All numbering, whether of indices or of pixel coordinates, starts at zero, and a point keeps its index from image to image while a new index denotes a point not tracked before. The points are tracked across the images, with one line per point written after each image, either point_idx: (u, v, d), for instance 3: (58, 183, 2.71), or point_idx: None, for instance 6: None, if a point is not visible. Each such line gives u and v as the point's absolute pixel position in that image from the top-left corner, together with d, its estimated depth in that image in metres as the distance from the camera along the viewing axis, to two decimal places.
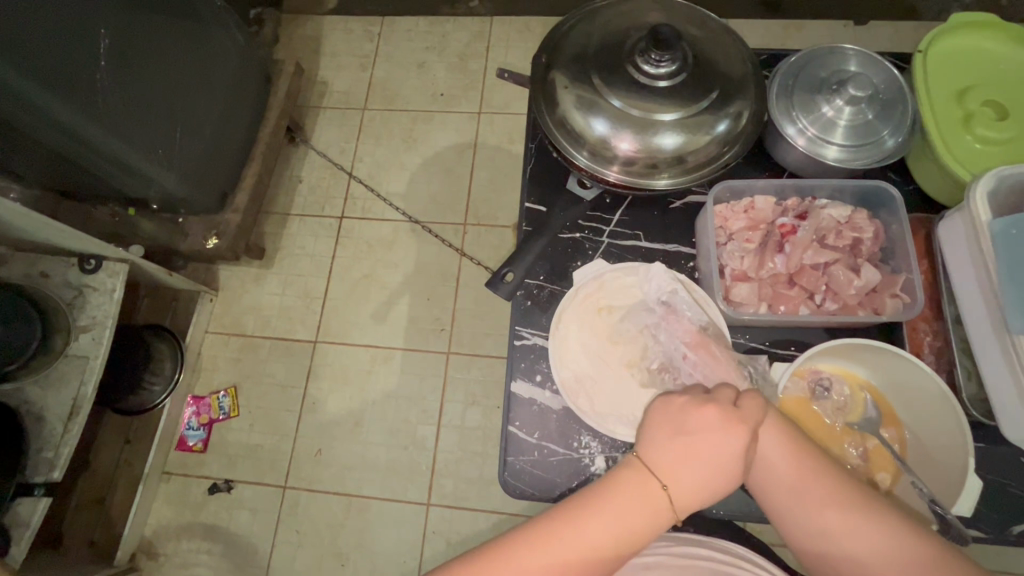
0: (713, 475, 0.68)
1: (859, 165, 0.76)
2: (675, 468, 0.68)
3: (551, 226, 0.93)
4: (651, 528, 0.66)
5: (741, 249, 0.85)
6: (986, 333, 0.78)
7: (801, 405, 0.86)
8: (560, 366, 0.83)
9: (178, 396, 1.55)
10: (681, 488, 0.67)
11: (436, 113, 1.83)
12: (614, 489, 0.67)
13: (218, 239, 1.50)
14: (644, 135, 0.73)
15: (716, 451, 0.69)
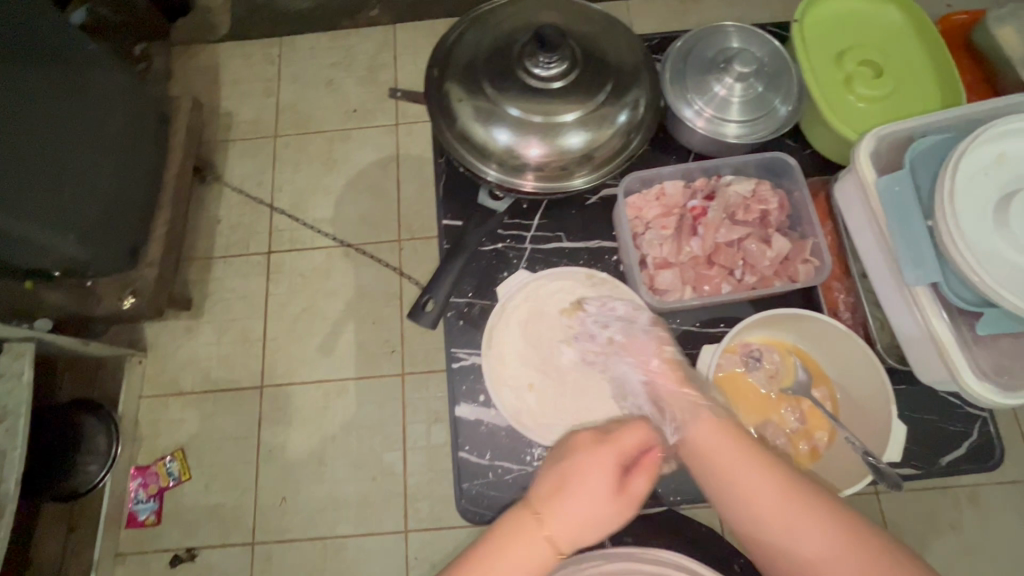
0: (598, 502, 0.67)
1: (758, 137, 0.78)
2: (559, 502, 0.66)
3: (469, 244, 0.95)
4: (535, 565, 0.63)
5: (659, 237, 0.87)
6: (889, 287, 0.83)
7: (738, 381, 0.90)
8: (498, 386, 0.88)
9: (120, 469, 1.45)
10: (571, 526, 0.65)
11: (352, 131, 1.77)
12: (503, 539, 0.64)
13: (136, 298, 1.39)
14: (548, 138, 0.72)
15: (600, 482, 0.68)
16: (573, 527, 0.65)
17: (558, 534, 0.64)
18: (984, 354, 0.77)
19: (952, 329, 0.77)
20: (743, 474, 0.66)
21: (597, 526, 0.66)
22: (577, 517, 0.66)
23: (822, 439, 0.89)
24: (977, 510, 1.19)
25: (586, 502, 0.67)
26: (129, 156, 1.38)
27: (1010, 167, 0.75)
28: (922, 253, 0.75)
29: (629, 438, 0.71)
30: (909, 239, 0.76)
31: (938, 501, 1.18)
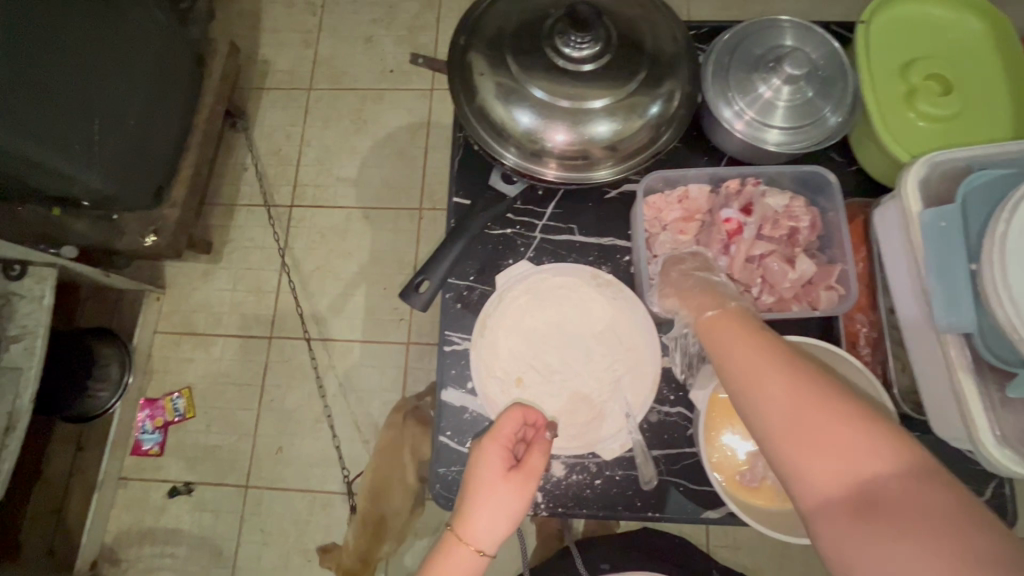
0: (502, 497, 0.58)
1: (800, 149, 0.70)
2: (467, 511, 0.58)
3: (473, 224, 0.71)
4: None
5: (676, 244, 0.70)
6: (921, 337, 0.59)
7: (733, 409, 0.68)
8: (487, 376, 0.69)
9: (130, 400, 1.50)
10: (486, 534, 0.57)
11: (386, 91, 1.73)
12: (427, 570, 0.57)
13: (156, 237, 1.41)
14: (572, 124, 0.67)
15: (492, 479, 0.59)
16: (487, 531, 0.58)
17: (482, 551, 0.57)
18: None
19: (991, 398, 0.54)
20: (740, 350, 0.54)
21: (511, 525, 0.59)
22: (486, 523, 0.58)
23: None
24: None
25: (490, 506, 0.58)
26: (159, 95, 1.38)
27: None
28: (958, 299, 0.52)
29: (505, 425, 0.61)
30: (945, 284, 0.53)
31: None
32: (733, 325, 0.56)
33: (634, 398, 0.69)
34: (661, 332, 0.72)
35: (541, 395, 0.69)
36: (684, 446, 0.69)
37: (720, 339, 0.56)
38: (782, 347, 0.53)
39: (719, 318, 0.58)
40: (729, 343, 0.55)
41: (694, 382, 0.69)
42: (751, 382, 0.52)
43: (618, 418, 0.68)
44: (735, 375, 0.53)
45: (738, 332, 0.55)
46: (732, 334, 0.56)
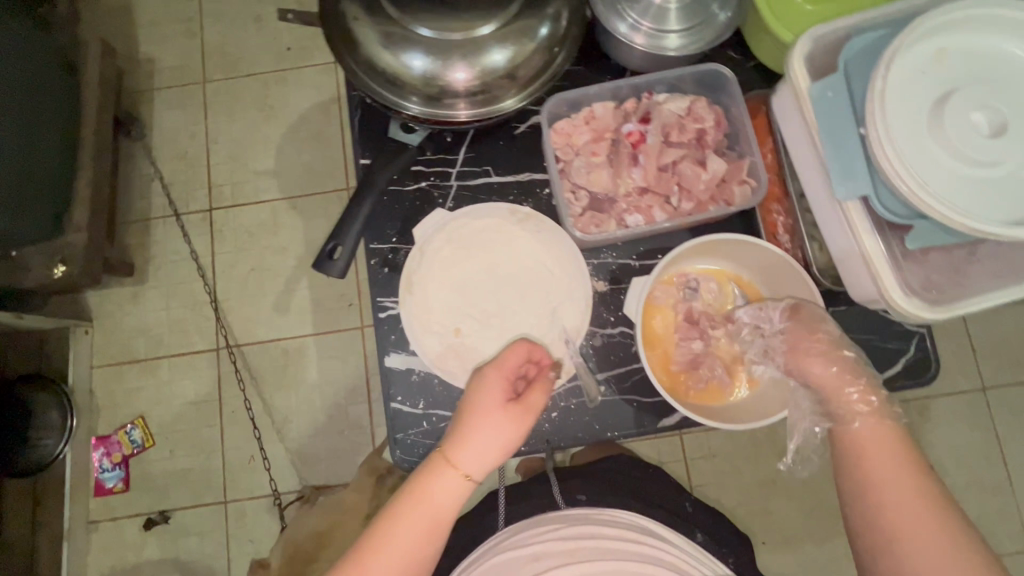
0: (497, 426, 0.59)
1: (701, 50, 0.67)
2: (460, 438, 0.58)
3: (377, 180, 0.70)
4: (442, 508, 0.57)
5: (589, 166, 0.69)
6: (825, 208, 0.57)
7: (668, 317, 0.70)
8: (422, 327, 0.69)
9: (80, 441, 1.42)
10: (477, 461, 0.58)
11: (288, 72, 1.63)
12: (410, 489, 0.57)
13: (66, 267, 1.24)
14: (468, 58, 0.64)
15: (490, 407, 0.59)
16: (475, 460, 0.58)
17: (470, 477, 0.58)
18: (941, 276, 0.53)
19: (894, 254, 0.53)
20: (894, 482, 0.54)
21: (499, 455, 0.59)
22: (478, 449, 0.58)
23: (857, 403, 0.59)
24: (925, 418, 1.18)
25: (485, 434, 0.58)
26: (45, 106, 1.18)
27: (958, 65, 0.49)
28: (852, 164, 0.51)
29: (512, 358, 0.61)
30: (838, 152, 0.51)
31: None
32: (884, 444, 0.57)
33: (571, 324, 0.70)
34: (592, 258, 0.71)
35: (481, 339, 0.70)
36: (631, 362, 0.69)
37: (873, 452, 0.56)
38: (941, 499, 0.53)
39: (863, 429, 0.58)
40: (880, 461, 0.56)
41: (624, 292, 0.70)
42: (906, 521, 0.52)
43: (559, 345, 0.70)
44: (884, 504, 0.54)
45: (892, 459, 0.55)
46: (880, 452, 0.56)
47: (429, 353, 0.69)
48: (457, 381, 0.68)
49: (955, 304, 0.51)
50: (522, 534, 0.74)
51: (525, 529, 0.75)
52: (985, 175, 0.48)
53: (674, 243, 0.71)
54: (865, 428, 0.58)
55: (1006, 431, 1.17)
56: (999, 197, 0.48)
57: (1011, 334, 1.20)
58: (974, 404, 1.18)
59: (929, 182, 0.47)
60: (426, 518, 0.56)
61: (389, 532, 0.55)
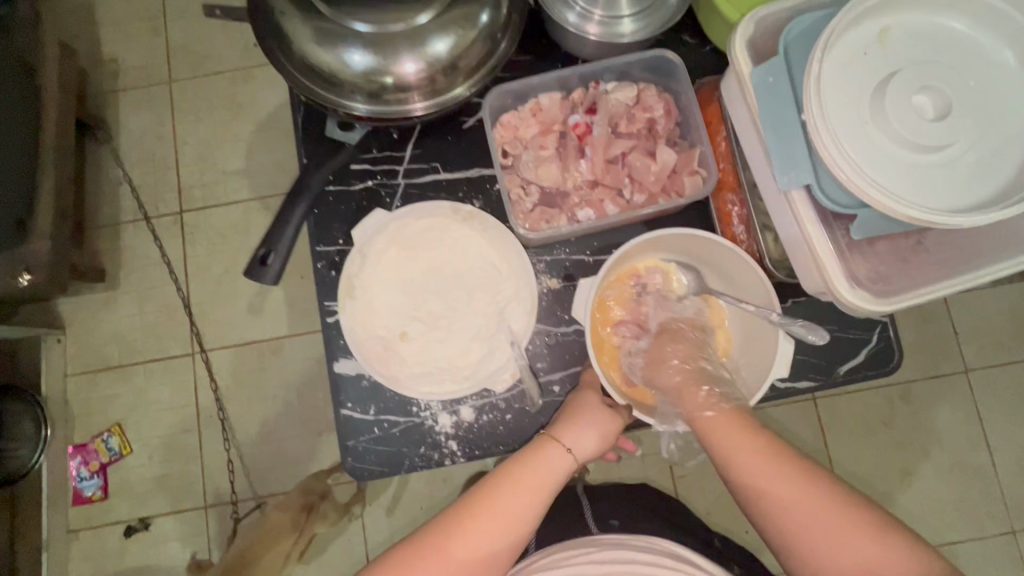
0: (600, 418, 0.61)
1: (656, 32, 0.64)
2: (563, 426, 0.61)
3: (312, 183, 0.68)
4: (545, 482, 0.58)
5: (538, 160, 0.67)
6: (772, 198, 0.55)
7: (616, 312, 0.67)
8: (366, 331, 0.68)
9: (54, 451, 1.27)
10: (577, 443, 0.60)
11: (257, 69, 1.43)
12: (518, 463, 0.59)
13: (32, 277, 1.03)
14: (411, 50, 0.61)
15: (593, 403, 0.62)
16: (578, 443, 0.60)
17: (575, 458, 0.60)
18: (886, 266, 0.52)
19: (839, 244, 0.52)
20: (751, 461, 0.56)
21: (600, 441, 0.61)
22: (580, 431, 0.60)
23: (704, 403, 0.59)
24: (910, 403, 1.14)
25: (588, 422, 0.61)
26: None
27: (898, 48, 0.47)
28: (793, 153, 0.49)
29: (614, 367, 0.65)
30: (779, 140, 0.50)
31: (877, 401, 1.13)
32: (735, 428, 0.57)
33: (518, 325, 0.68)
34: (544, 254, 0.69)
35: (428, 343, 0.69)
36: (585, 361, 0.68)
37: (725, 440, 0.57)
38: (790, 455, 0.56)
39: (712, 416, 0.58)
40: (737, 446, 0.56)
41: (575, 287, 0.67)
42: (775, 490, 0.55)
43: (506, 346, 0.68)
44: (794, 515, 0.54)
45: (746, 439, 0.57)
46: (736, 437, 0.57)
47: (373, 358, 0.67)
48: (404, 390, 0.66)
49: (901, 296, 0.50)
50: (550, 557, 0.67)
51: (554, 552, 0.68)
52: (929, 161, 0.46)
53: (627, 237, 0.69)
54: (716, 421, 0.58)
55: (996, 420, 1.13)
56: (944, 183, 0.46)
57: (1002, 319, 1.15)
58: (963, 393, 1.14)
59: (868, 171, 0.46)
60: (530, 491, 0.58)
61: (490, 508, 0.56)
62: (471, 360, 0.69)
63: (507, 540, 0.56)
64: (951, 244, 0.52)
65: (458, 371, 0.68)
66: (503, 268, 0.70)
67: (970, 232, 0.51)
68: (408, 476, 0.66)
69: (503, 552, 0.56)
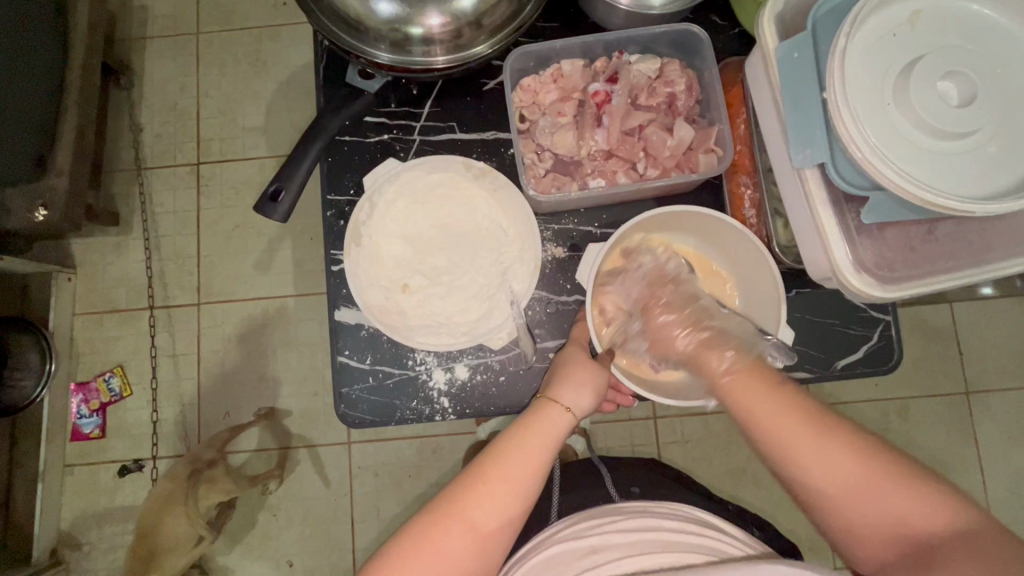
0: (591, 377, 0.61)
1: (687, 5, 0.64)
2: (556, 387, 0.60)
3: (327, 126, 0.68)
4: (549, 443, 0.56)
5: (554, 126, 0.67)
6: (786, 179, 0.55)
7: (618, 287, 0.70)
8: (369, 281, 0.68)
9: (58, 385, 1.26)
10: (576, 399, 0.60)
11: (284, 27, 1.39)
12: (517, 430, 0.57)
13: (49, 212, 1.02)
14: (438, 2, 0.61)
15: (582, 362, 0.62)
16: (574, 401, 0.59)
17: (574, 414, 0.59)
18: (893, 253, 0.51)
19: (849, 227, 0.51)
20: (772, 415, 0.53)
21: (594, 400, 0.61)
22: (575, 390, 0.60)
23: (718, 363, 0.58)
24: (909, 420, 1.13)
25: (580, 380, 0.61)
26: (25, 36, 0.99)
27: (928, 31, 0.47)
28: (811, 130, 0.49)
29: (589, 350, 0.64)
30: (800, 117, 0.49)
31: (871, 411, 1.12)
32: (752, 381, 0.55)
33: (519, 286, 0.69)
34: (552, 222, 0.69)
35: (429, 299, 0.69)
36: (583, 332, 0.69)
37: (742, 396, 0.55)
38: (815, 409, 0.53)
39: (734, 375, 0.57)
40: (758, 400, 0.54)
41: (585, 249, 0.68)
42: (797, 447, 0.51)
43: (504, 307, 0.69)
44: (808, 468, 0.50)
45: (765, 393, 0.54)
46: (755, 391, 0.55)
47: (372, 307, 0.68)
48: (400, 339, 0.67)
49: (905, 285, 0.50)
50: (577, 526, 0.63)
51: (581, 521, 0.64)
52: (949, 148, 0.46)
53: (636, 213, 0.69)
54: (734, 383, 0.56)
55: (990, 442, 1.12)
56: (961, 169, 0.46)
57: (1008, 342, 1.14)
58: (960, 411, 1.13)
59: (886, 152, 0.45)
60: (536, 455, 0.55)
61: (501, 466, 0.54)
62: (469, 317, 0.69)
63: (523, 501, 0.54)
64: (963, 237, 0.51)
65: (453, 326, 0.69)
66: (511, 233, 0.70)
67: (984, 226, 0.51)
68: (398, 427, 0.67)
69: (516, 515, 0.53)
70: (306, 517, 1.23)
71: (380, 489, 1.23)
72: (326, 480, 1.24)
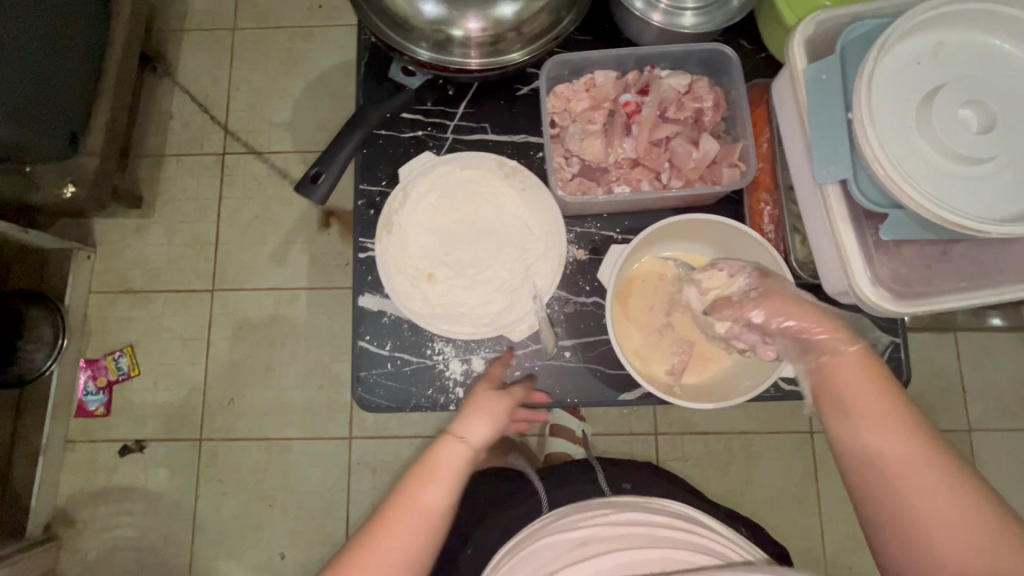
0: (491, 409, 0.61)
1: (712, 30, 0.67)
2: (458, 420, 0.60)
3: (370, 116, 0.70)
4: (450, 480, 0.57)
5: (584, 132, 0.69)
6: (807, 194, 0.58)
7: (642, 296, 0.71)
8: (397, 268, 0.70)
9: (67, 361, 1.27)
10: (475, 429, 0.60)
11: (317, 28, 1.43)
12: (419, 468, 0.58)
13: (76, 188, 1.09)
14: (479, 8, 0.64)
15: (482, 393, 0.62)
16: (474, 433, 0.60)
17: (471, 446, 0.59)
18: (910, 271, 0.53)
19: (867, 243, 0.53)
20: (891, 441, 0.51)
21: (493, 427, 0.61)
22: (474, 421, 0.60)
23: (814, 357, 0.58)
24: None
25: (479, 411, 0.61)
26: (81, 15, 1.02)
27: (951, 62, 0.49)
28: (836, 148, 0.51)
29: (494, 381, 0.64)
30: (825, 137, 0.52)
31: None
32: (863, 376, 0.54)
33: (542, 283, 0.70)
34: (576, 225, 0.72)
35: (454, 290, 0.71)
36: (601, 333, 0.70)
37: (853, 389, 0.54)
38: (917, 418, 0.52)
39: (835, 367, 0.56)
40: (861, 392, 0.54)
41: (610, 247, 0.70)
42: (894, 450, 0.51)
43: (528, 302, 0.70)
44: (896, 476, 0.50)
45: (873, 386, 0.54)
46: (866, 390, 0.54)
47: (399, 293, 0.69)
48: (425, 325, 0.69)
49: (922, 300, 0.52)
50: (568, 519, 0.64)
51: (569, 514, 0.64)
52: (968, 172, 0.48)
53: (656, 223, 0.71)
54: (842, 367, 0.55)
55: (988, 480, 1.12)
56: (980, 192, 0.48)
57: (1008, 381, 1.15)
58: (959, 448, 1.13)
59: (909, 172, 0.47)
60: (439, 489, 0.56)
61: (403, 505, 0.55)
62: (493, 309, 0.71)
63: (429, 540, 0.55)
64: (978, 259, 0.53)
65: (478, 316, 0.70)
66: (538, 232, 0.72)
67: (1000, 249, 0.52)
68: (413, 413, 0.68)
69: (425, 552, 0.54)
70: (301, 510, 1.24)
71: (379, 486, 1.24)
72: (324, 475, 1.25)
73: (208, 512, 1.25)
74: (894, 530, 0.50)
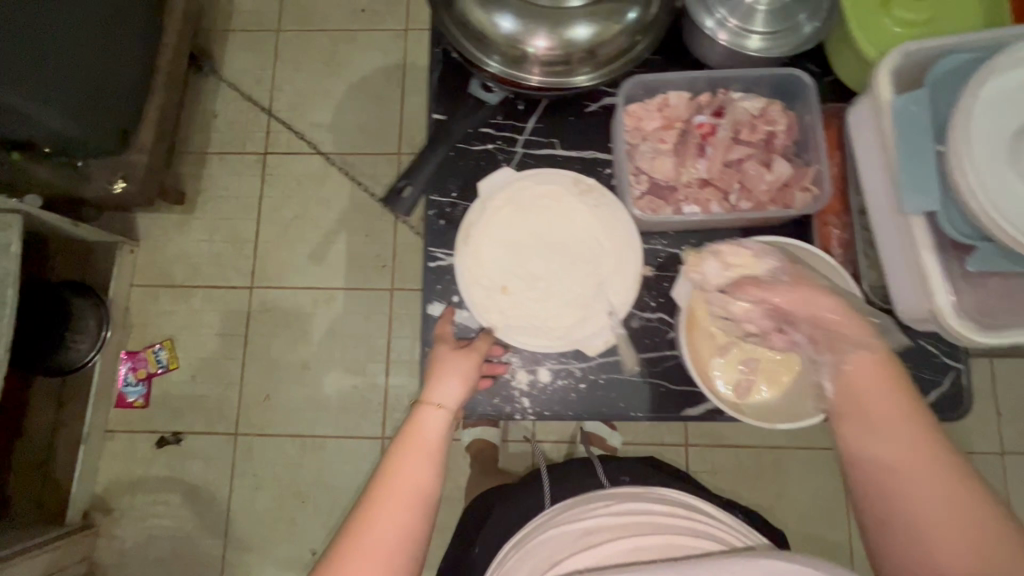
0: (460, 372, 0.63)
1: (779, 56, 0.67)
2: (431, 386, 0.62)
3: (456, 130, 0.74)
4: (434, 444, 0.57)
5: (655, 151, 0.71)
6: (887, 222, 0.59)
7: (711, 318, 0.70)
8: (473, 279, 0.71)
9: (109, 352, 1.30)
10: (445, 392, 0.61)
11: (360, 32, 1.46)
12: (401, 440, 0.57)
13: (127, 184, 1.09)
14: (551, 28, 0.65)
15: (445, 357, 0.64)
16: (446, 393, 0.61)
17: (447, 409, 0.60)
18: (994, 300, 0.54)
19: (952, 272, 0.54)
20: (895, 444, 0.53)
21: (463, 385, 0.63)
22: (444, 385, 0.62)
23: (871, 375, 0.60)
24: None
25: (447, 374, 0.63)
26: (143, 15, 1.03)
27: None
28: (926, 179, 0.52)
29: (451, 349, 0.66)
30: (915, 167, 0.53)
31: None
32: (876, 381, 0.56)
33: (619, 298, 0.71)
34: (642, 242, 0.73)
35: (529, 304, 0.71)
36: (666, 349, 0.72)
37: (866, 391, 0.56)
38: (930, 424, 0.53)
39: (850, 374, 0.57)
40: (874, 394, 0.55)
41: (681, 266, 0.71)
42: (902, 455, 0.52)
43: (603, 317, 0.71)
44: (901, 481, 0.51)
45: (887, 391, 0.55)
46: (877, 394, 0.55)
47: (475, 304, 0.70)
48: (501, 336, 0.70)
49: (1004, 331, 0.53)
50: (569, 509, 0.65)
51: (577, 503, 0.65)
52: None
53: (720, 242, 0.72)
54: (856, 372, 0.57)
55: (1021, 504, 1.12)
56: None
57: None
58: (992, 470, 1.13)
59: (1007, 205, 0.48)
60: (423, 453, 0.57)
61: (392, 479, 0.54)
62: (566, 322, 0.70)
63: (424, 511, 0.54)
64: None
65: (553, 329, 0.70)
66: (613, 248, 0.71)
67: None
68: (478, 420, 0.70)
69: (421, 523, 0.53)
70: (333, 507, 1.26)
71: None
72: (356, 473, 1.27)
73: (242, 505, 1.27)
74: (896, 531, 0.51)
